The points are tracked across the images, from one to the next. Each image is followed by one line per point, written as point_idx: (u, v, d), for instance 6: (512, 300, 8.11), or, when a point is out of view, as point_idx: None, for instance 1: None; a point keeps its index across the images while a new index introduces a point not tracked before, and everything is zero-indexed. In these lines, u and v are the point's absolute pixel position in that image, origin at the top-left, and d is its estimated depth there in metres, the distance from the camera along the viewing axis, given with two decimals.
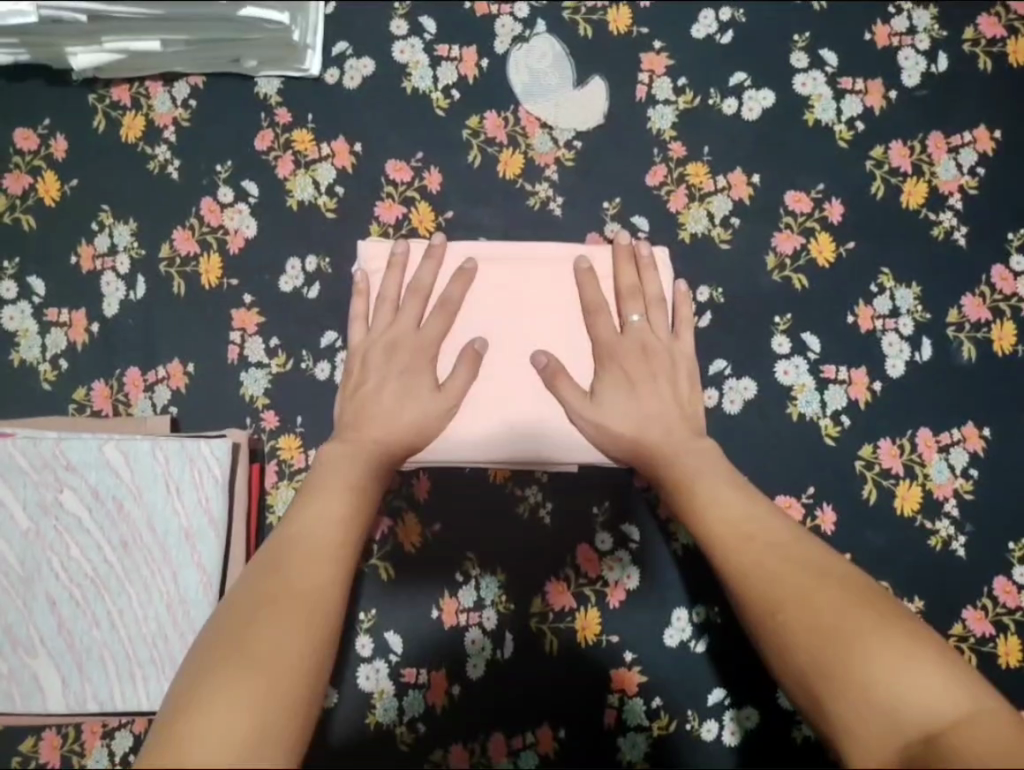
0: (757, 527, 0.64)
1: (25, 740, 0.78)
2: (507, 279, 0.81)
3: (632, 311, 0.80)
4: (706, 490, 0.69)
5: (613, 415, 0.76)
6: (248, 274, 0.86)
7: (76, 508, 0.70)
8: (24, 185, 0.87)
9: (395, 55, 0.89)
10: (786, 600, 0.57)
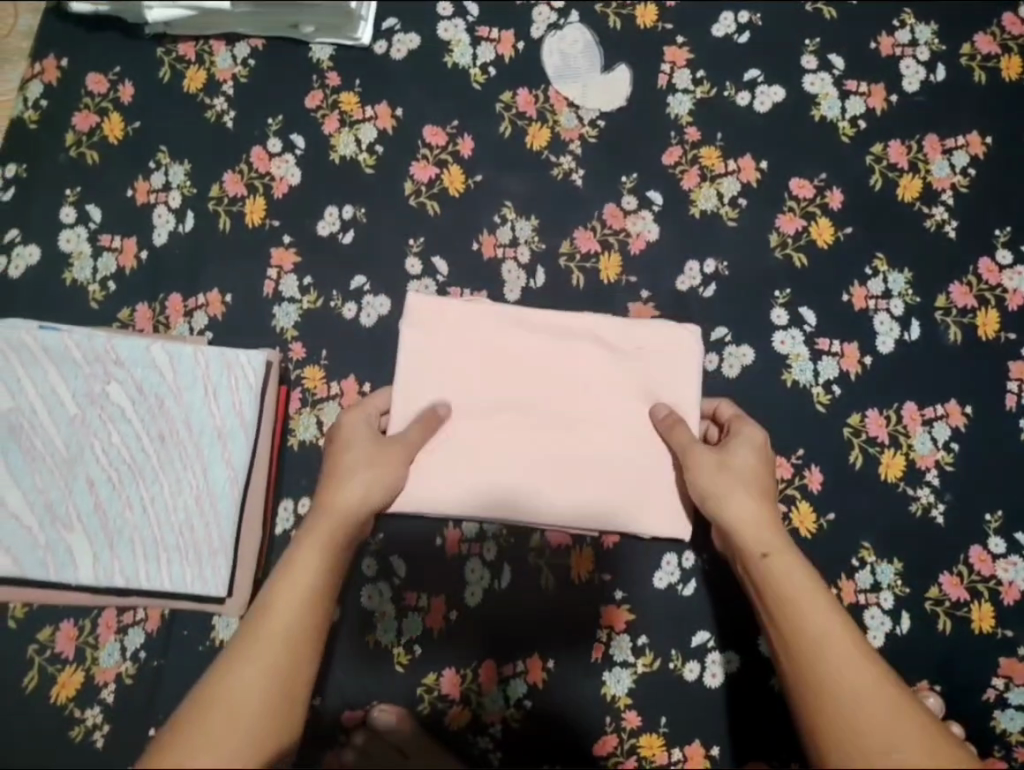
0: (807, 619, 0.65)
1: (43, 628, 0.76)
2: (541, 332, 0.85)
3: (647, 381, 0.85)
4: (747, 531, 0.71)
5: (740, 505, 0.72)
6: (290, 218, 0.93)
7: (120, 401, 0.75)
8: (92, 124, 0.95)
9: (439, 33, 0.97)
10: (807, 634, 0.64)
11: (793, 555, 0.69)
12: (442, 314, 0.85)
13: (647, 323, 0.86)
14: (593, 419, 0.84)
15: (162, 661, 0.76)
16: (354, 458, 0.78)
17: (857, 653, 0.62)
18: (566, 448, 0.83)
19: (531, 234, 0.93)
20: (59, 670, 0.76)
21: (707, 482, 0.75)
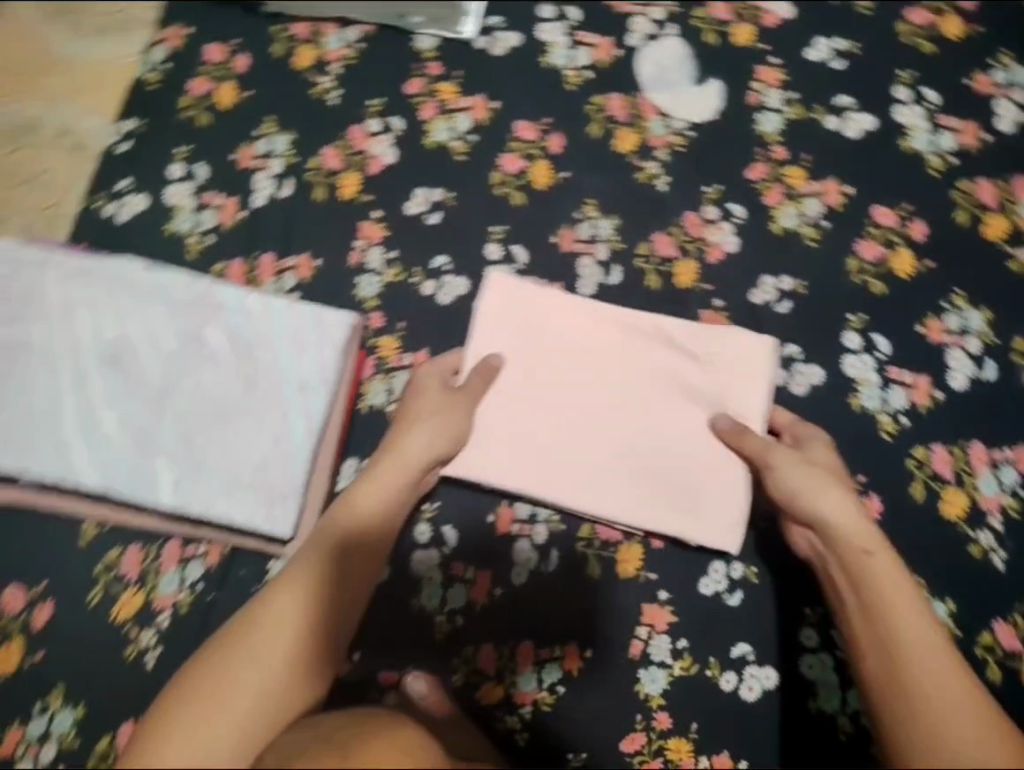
0: (902, 624, 0.69)
1: (112, 550, 0.88)
2: (612, 327, 0.88)
3: (706, 384, 0.86)
4: (846, 531, 0.75)
5: (832, 501, 0.76)
6: (381, 194, 0.96)
7: (216, 342, 0.79)
8: (207, 90, 1.00)
9: (538, 34, 1.00)
10: (903, 632, 0.68)
11: (894, 558, 0.73)
12: (522, 295, 0.89)
13: (718, 331, 0.87)
14: (643, 416, 0.86)
15: (215, 594, 0.87)
16: (432, 406, 0.83)
17: (948, 659, 0.67)
18: (617, 442, 0.85)
19: (612, 233, 0.94)
20: (121, 592, 0.87)
21: (796, 477, 0.78)
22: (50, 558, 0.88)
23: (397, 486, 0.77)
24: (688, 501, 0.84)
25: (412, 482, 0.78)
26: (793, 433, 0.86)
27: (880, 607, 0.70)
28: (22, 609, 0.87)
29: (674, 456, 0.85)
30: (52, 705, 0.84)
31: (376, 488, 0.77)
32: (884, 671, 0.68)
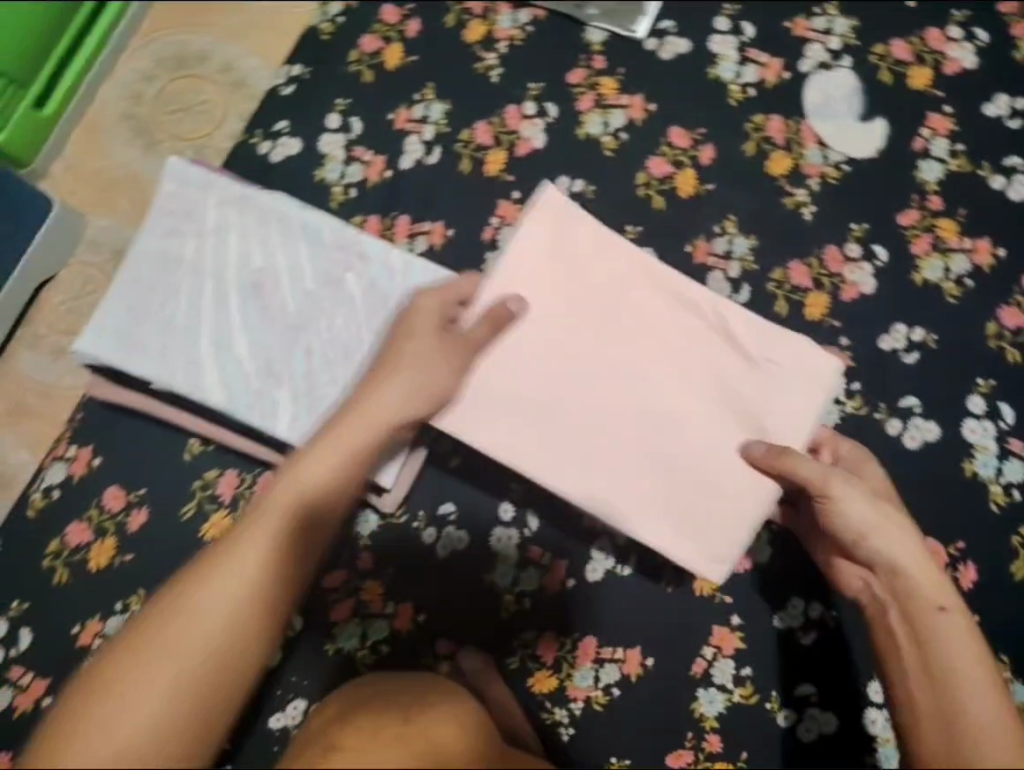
0: (971, 699, 0.62)
1: (211, 469, 0.91)
2: (661, 303, 0.83)
3: (748, 381, 0.82)
4: (910, 580, 0.69)
5: (900, 546, 0.70)
6: (525, 177, 0.97)
7: (353, 289, 0.82)
8: (376, 48, 1.01)
9: (710, 45, 0.99)
10: (961, 693, 0.63)
11: (968, 622, 0.66)
12: (574, 239, 0.83)
13: (783, 336, 0.82)
14: (656, 402, 0.82)
15: None
16: (420, 352, 0.75)
17: (1010, 726, 0.61)
18: (641, 432, 0.81)
19: (746, 252, 0.94)
20: (213, 511, 0.91)
21: (865, 516, 0.72)
22: (153, 466, 0.92)
23: (355, 457, 0.69)
24: (696, 507, 0.81)
25: (392, 431, 0.73)
26: (833, 449, 0.84)
27: (936, 665, 0.65)
28: (121, 509, 0.91)
29: (704, 460, 0.81)
30: (132, 607, 0.88)
31: (330, 459, 0.68)
32: (948, 748, 0.61)
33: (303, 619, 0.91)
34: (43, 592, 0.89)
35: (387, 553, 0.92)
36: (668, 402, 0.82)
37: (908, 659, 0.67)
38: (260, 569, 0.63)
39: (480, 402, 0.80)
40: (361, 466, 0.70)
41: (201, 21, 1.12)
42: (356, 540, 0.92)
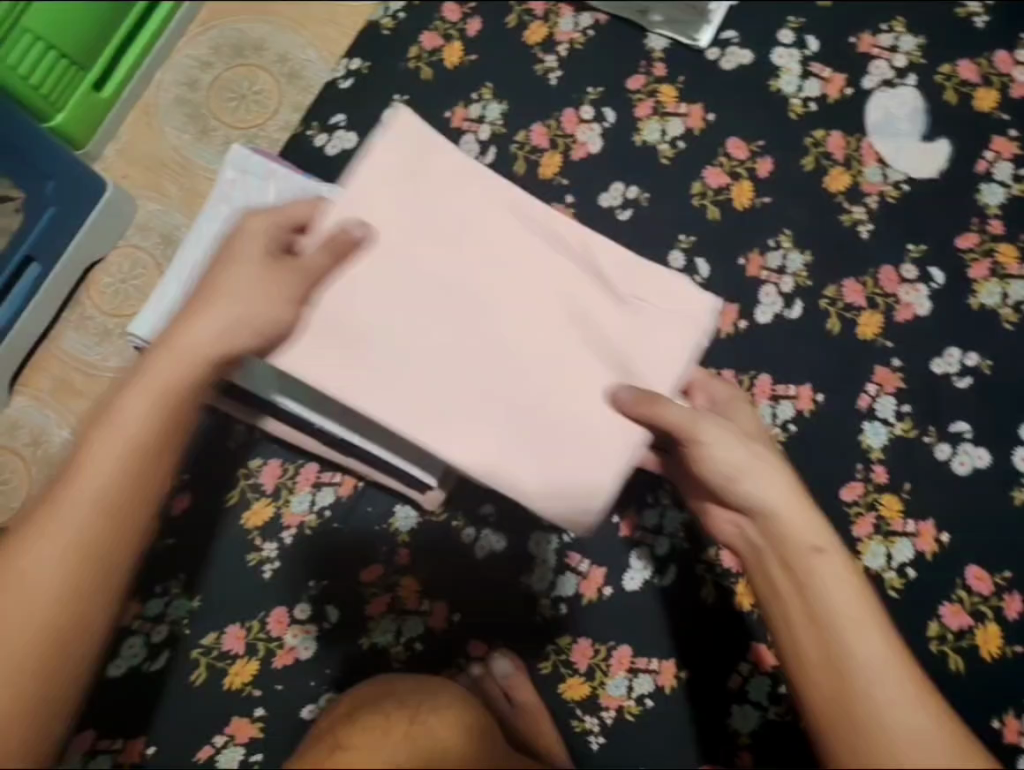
0: (858, 647, 0.55)
1: (256, 458, 0.94)
2: (535, 233, 0.70)
3: (625, 323, 0.70)
4: (791, 527, 0.60)
5: (772, 487, 0.62)
6: (580, 182, 0.97)
7: None
8: (436, 45, 1.01)
9: (773, 57, 0.98)
10: (850, 661, 0.55)
11: (843, 557, 0.59)
12: (430, 156, 0.68)
13: (656, 275, 0.71)
14: (521, 347, 0.68)
15: (341, 523, 0.92)
16: (241, 276, 0.64)
17: (914, 696, 0.53)
18: (507, 380, 0.67)
19: (800, 268, 0.94)
20: (256, 499, 0.93)
21: (734, 453, 0.64)
22: (199, 454, 0.94)
23: (163, 401, 0.60)
24: (564, 471, 0.67)
25: (209, 368, 0.62)
26: (707, 394, 0.75)
27: (820, 629, 0.56)
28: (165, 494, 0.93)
29: (574, 416, 0.68)
30: (172, 590, 0.91)
31: (126, 423, 0.59)
32: (837, 706, 0.54)
33: (338, 610, 0.90)
34: None
35: (425, 551, 0.91)
36: (535, 348, 0.68)
37: (783, 617, 0.59)
38: (71, 553, 0.56)
39: (316, 338, 0.66)
40: (166, 415, 0.60)
41: (260, 9, 1.12)
42: (394, 534, 0.92)
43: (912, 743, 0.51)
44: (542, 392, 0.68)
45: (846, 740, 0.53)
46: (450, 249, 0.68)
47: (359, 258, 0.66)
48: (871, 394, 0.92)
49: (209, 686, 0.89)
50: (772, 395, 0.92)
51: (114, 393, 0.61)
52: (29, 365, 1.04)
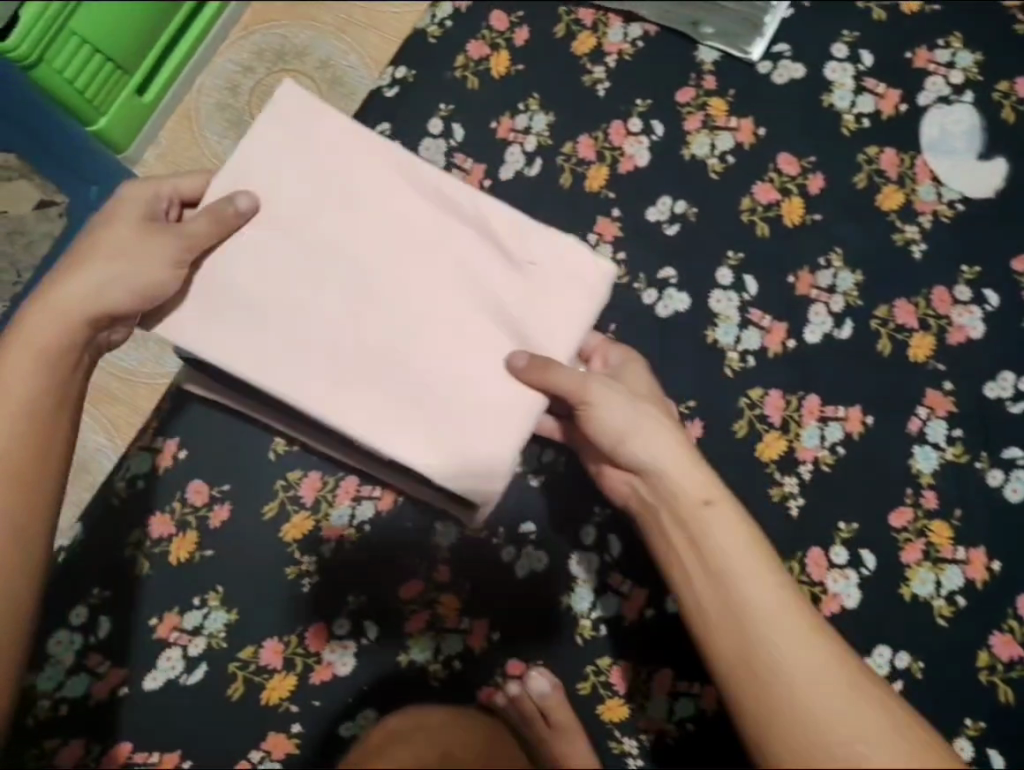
0: (747, 589, 0.58)
1: (294, 470, 0.92)
2: (420, 200, 0.70)
3: (502, 282, 0.70)
4: (681, 481, 0.64)
5: (661, 445, 0.66)
6: (627, 195, 0.95)
7: None
8: (482, 55, 1.00)
9: (826, 72, 0.96)
10: (743, 603, 0.57)
11: (733, 507, 0.62)
12: (308, 120, 0.71)
13: (539, 233, 0.70)
14: (406, 313, 0.69)
15: (381, 538, 0.91)
16: (114, 247, 0.67)
17: (805, 628, 0.56)
18: (376, 340, 0.69)
19: (851, 288, 0.92)
20: (295, 512, 0.92)
21: (621, 414, 0.68)
22: (238, 464, 0.93)
23: (53, 365, 0.65)
24: (448, 437, 0.68)
25: (82, 321, 0.66)
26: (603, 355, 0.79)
27: (715, 576, 0.60)
28: (203, 505, 0.92)
29: (461, 383, 0.69)
30: (210, 603, 0.90)
31: (13, 392, 0.63)
32: (734, 649, 0.57)
33: (376, 627, 0.89)
34: (124, 581, 0.90)
35: (464, 568, 0.90)
36: (406, 307, 0.69)
37: (685, 572, 0.62)
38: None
39: (208, 304, 0.68)
40: (53, 377, 0.65)
41: (303, 15, 1.11)
42: (436, 551, 0.91)
43: (811, 679, 0.53)
44: (423, 362, 0.69)
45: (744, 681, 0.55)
46: (331, 217, 0.70)
47: (243, 230, 0.69)
48: (921, 418, 0.90)
49: (246, 701, 0.88)
50: (820, 416, 0.91)
51: None
52: None
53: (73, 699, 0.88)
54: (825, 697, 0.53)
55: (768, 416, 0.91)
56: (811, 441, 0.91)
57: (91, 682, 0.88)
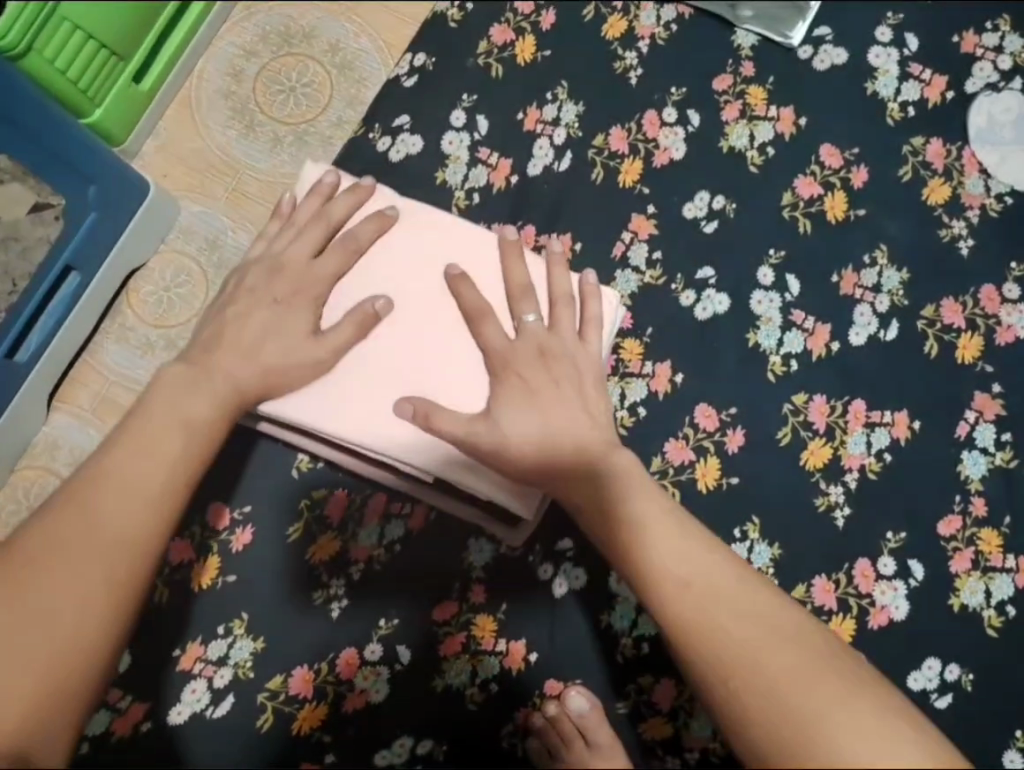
0: (674, 565, 0.64)
1: (319, 489, 0.89)
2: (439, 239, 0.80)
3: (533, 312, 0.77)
4: (604, 480, 0.71)
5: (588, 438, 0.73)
6: (661, 188, 0.91)
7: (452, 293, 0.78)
8: (506, 39, 0.97)
9: (870, 57, 0.93)
10: (672, 584, 0.63)
11: (649, 497, 0.69)
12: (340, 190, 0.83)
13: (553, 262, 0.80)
14: (433, 335, 0.77)
15: (412, 557, 0.88)
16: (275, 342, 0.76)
17: (736, 595, 0.61)
18: (421, 366, 0.76)
19: (897, 287, 0.88)
20: (320, 532, 0.88)
21: (521, 400, 0.74)
22: (259, 483, 0.90)
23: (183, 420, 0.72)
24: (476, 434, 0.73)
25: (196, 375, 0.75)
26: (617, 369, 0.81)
27: (645, 562, 0.65)
28: (224, 528, 0.89)
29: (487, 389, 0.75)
30: (235, 632, 0.86)
31: (156, 439, 0.70)
32: (681, 622, 0.61)
33: (410, 650, 0.86)
34: (144, 611, 0.87)
35: (499, 587, 0.87)
36: (446, 335, 0.77)
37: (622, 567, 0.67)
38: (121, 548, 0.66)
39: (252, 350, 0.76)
40: (178, 439, 0.71)
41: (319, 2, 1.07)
42: (469, 569, 0.87)
43: (747, 640, 0.58)
44: (449, 375, 0.76)
45: (683, 639, 0.61)
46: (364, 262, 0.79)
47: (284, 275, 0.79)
48: (969, 421, 0.86)
49: (277, 732, 0.84)
50: (866, 421, 0.86)
51: (131, 418, 0.72)
52: (68, 379, 0.99)
53: (93, 736, 0.84)
54: (761, 654, 0.58)
55: (812, 423, 0.87)
56: (857, 448, 0.86)
57: (111, 718, 0.84)
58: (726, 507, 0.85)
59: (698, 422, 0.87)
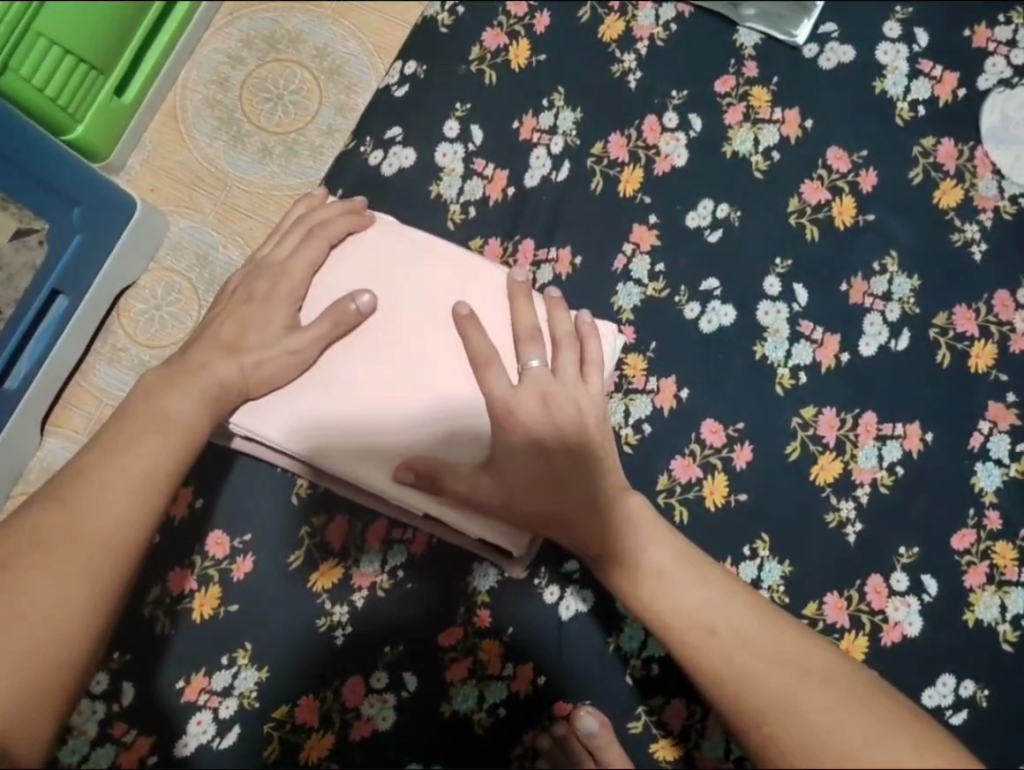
0: (698, 612, 0.63)
1: (320, 516, 0.88)
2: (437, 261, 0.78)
3: (536, 356, 0.74)
4: (620, 527, 0.69)
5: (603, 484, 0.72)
6: (663, 196, 0.88)
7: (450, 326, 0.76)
8: (500, 44, 0.94)
9: (878, 55, 0.90)
10: (696, 630, 0.62)
11: (668, 545, 0.68)
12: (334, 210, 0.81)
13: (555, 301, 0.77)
14: (429, 368, 0.75)
15: (417, 583, 0.86)
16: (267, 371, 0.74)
17: (763, 636, 0.60)
18: (417, 410, 0.74)
19: (908, 294, 0.86)
20: (321, 559, 0.87)
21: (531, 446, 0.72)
22: (259, 510, 0.89)
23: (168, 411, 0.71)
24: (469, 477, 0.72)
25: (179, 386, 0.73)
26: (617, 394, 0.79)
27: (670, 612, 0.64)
28: (225, 557, 0.88)
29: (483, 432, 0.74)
30: (239, 662, 0.85)
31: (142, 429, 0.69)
32: (708, 667, 0.60)
33: (416, 676, 0.85)
34: (147, 641, 0.86)
35: (505, 611, 0.85)
36: (445, 377, 0.75)
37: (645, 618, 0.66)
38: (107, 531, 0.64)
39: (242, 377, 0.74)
40: (165, 432, 0.70)
41: (306, 5, 1.04)
42: (474, 593, 0.86)
43: (778, 681, 0.56)
44: (444, 412, 0.74)
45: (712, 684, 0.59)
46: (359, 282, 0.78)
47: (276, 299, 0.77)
48: (983, 432, 0.83)
49: (283, 761, 0.83)
50: (877, 435, 0.84)
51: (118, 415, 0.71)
52: (60, 403, 0.97)
53: None
54: (789, 691, 0.56)
55: (822, 436, 0.85)
56: (868, 462, 0.84)
57: (117, 752, 0.84)
58: (735, 524, 0.83)
59: (705, 438, 0.85)
